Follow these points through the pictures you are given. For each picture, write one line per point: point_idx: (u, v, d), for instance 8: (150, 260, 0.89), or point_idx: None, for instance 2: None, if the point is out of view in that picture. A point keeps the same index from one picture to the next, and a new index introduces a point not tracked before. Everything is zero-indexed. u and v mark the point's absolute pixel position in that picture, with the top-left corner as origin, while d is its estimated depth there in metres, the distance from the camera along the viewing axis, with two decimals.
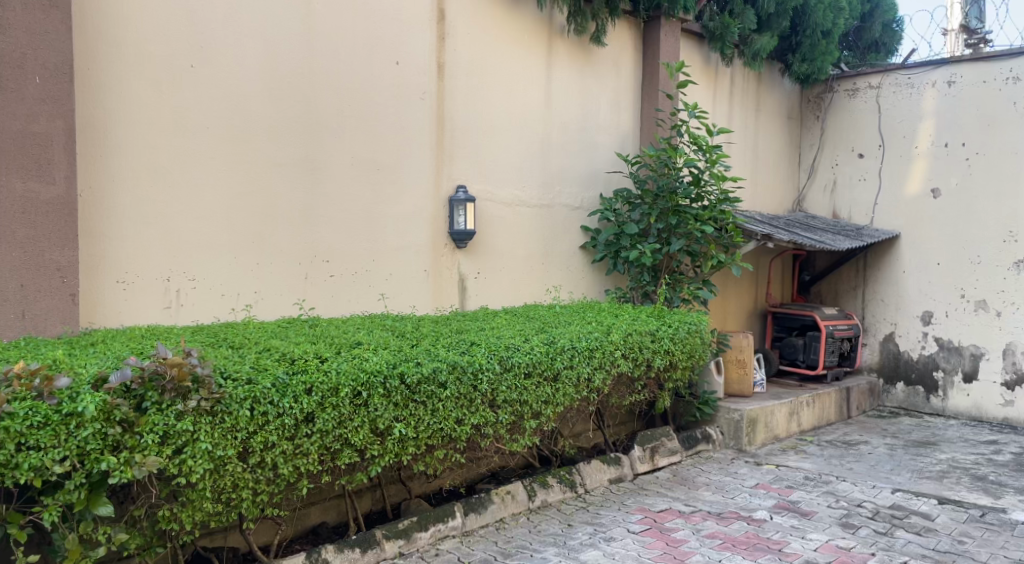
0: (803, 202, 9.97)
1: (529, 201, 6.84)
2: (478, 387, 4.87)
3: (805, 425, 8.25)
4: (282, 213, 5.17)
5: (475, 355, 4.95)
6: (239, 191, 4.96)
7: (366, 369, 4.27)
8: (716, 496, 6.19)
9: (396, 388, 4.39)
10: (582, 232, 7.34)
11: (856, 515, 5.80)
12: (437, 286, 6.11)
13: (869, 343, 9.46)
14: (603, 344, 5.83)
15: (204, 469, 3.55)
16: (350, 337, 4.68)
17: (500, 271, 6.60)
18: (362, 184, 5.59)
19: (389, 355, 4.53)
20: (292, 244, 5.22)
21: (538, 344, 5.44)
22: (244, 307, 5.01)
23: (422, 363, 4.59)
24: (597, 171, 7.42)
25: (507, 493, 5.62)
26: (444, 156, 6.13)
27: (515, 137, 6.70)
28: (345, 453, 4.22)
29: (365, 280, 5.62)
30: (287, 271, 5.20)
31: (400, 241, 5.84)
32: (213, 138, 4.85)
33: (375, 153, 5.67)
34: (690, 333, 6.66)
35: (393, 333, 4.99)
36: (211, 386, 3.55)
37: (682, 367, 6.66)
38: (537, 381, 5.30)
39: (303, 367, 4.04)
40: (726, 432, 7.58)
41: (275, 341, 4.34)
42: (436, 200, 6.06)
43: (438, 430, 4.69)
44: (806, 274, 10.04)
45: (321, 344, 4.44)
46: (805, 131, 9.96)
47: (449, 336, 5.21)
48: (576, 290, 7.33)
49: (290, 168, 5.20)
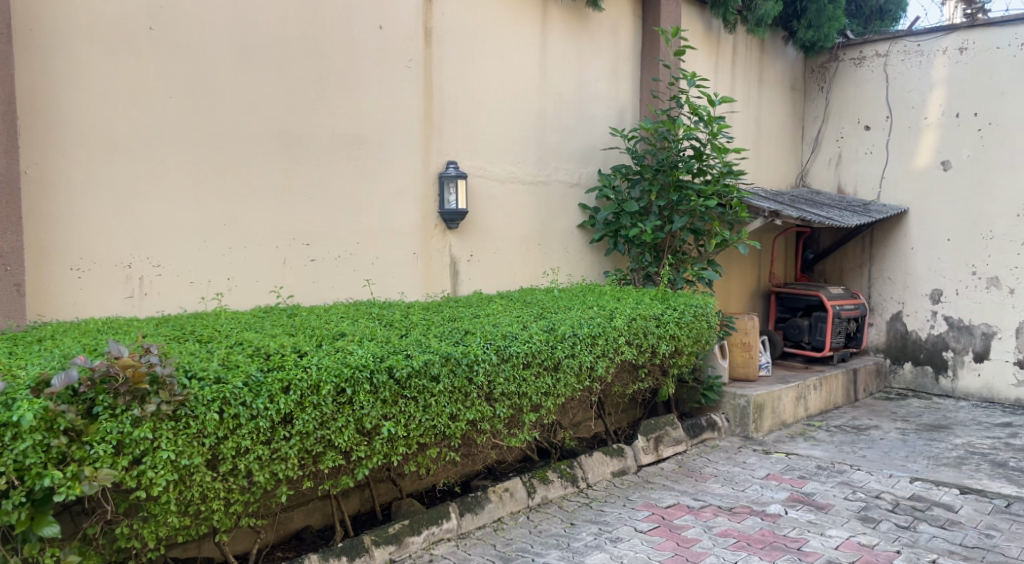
0: (807, 177, 9.59)
1: (524, 178, 6.42)
2: (473, 380, 4.49)
3: (812, 409, 7.93)
4: (257, 193, 4.74)
5: (470, 345, 4.56)
6: (208, 168, 4.52)
7: (351, 362, 3.87)
8: (725, 489, 5.84)
9: (384, 384, 4.00)
10: (580, 211, 6.92)
11: (875, 508, 5.47)
12: (427, 270, 5.69)
13: (875, 323, 9.14)
14: (606, 331, 5.45)
15: (168, 481, 3.15)
16: (333, 328, 4.27)
17: (493, 254, 6.20)
18: (344, 161, 5.16)
19: (376, 347, 4.14)
20: (268, 226, 4.80)
21: (538, 332, 5.05)
22: (214, 296, 4.56)
23: (412, 355, 4.20)
24: (595, 145, 7.00)
25: (505, 491, 5.25)
26: (432, 130, 5.70)
27: (508, 109, 6.26)
28: (329, 455, 3.84)
29: (350, 264, 5.21)
30: (263, 256, 4.77)
31: (386, 222, 5.42)
32: (177, 109, 4.39)
33: (357, 126, 5.22)
34: (696, 317, 6.29)
35: (380, 322, 4.59)
36: (173, 388, 3.13)
37: (688, 353, 6.31)
38: (536, 372, 4.93)
39: (281, 363, 3.64)
40: (732, 419, 7.25)
41: (247, 333, 3.92)
42: (424, 177, 5.65)
43: (430, 427, 4.32)
44: (810, 252, 9.71)
45: (300, 335, 4.03)
46: (809, 104, 9.56)
47: (442, 325, 4.82)
48: (575, 272, 6.93)
49: (265, 142, 4.76)
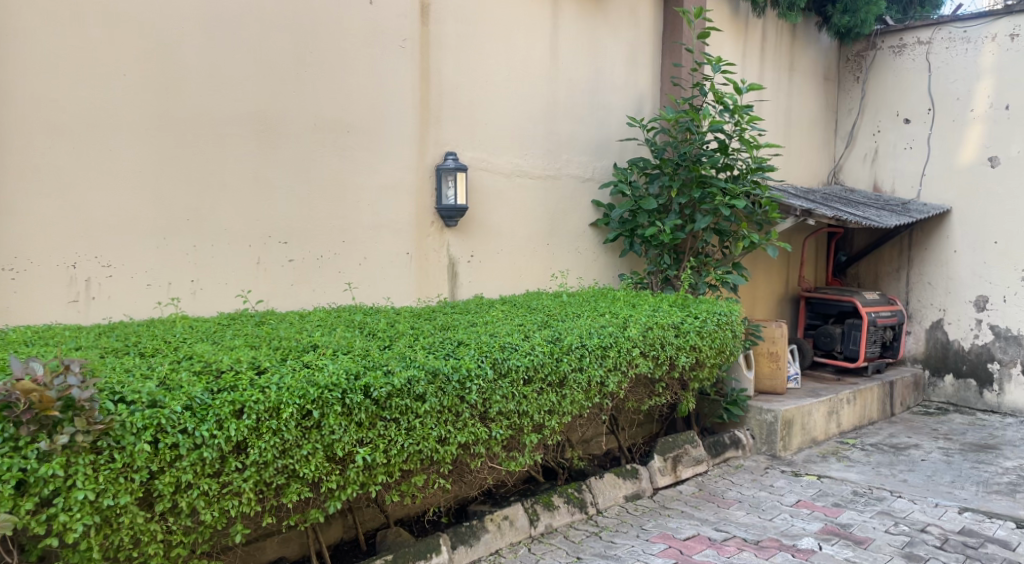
0: (839, 174, 8.95)
1: (531, 171, 5.87)
2: (466, 398, 3.96)
3: (844, 425, 7.31)
4: (227, 183, 4.24)
5: (463, 359, 4.03)
6: (170, 157, 4.04)
7: (318, 381, 3.34)
8: (750, 518, 5.26)
9: (359, 405, 3.47)
10: (593, 208, 6.36)
11: (921, 544, 4.86)
12: (421, 272, 5.17)
13: (913, 331, 8.49)
14: (619, 341, 4.89)
15: (87, 525, 2.66)
16: (304, 338, 3.75)
17: (496, 254, 5.65)
18: (327, 150, 4.64)
19: (351, 362, 3.61)
20: (240, 222, 4.29)
21: (542, 342, 4.51)
22: (171, 300, 4.07)
23: (393, 372, 3.66)
24: (609, 137, 6.43)
25: (504, 519, 4.71)
26: (429, 118, 5.17)
27: (514, 96, 5.72)
28: (293, 488, 3.31)
29: (333, 265, 4.70)
30: (232, 256, 4.27)
31: (375, 219, 4.91)
32: (133, 91, 3.92)
33: (343, 111, 4.71)
34: (719, 326, 5.70)
35: (361, 331, 4.07)
36: (92, 415, 2.64)
37: (710, 366, 5.73)
38: (538, 387, 4.39)
39: (235, 382, 3.13)
40: (758, 436, 6.66)
41: (201, 344, 3.41)
42: (419, 170, 5.13)
43: (415, 452, 3.79)
44: (842, 254, 9.07)
45: (263, 347, 3.51)
46: (844, 95, 8.90)
47: (432, 335, 4.27)
48: (587, 275, 6.36)
49: (236, 128, 4.26)
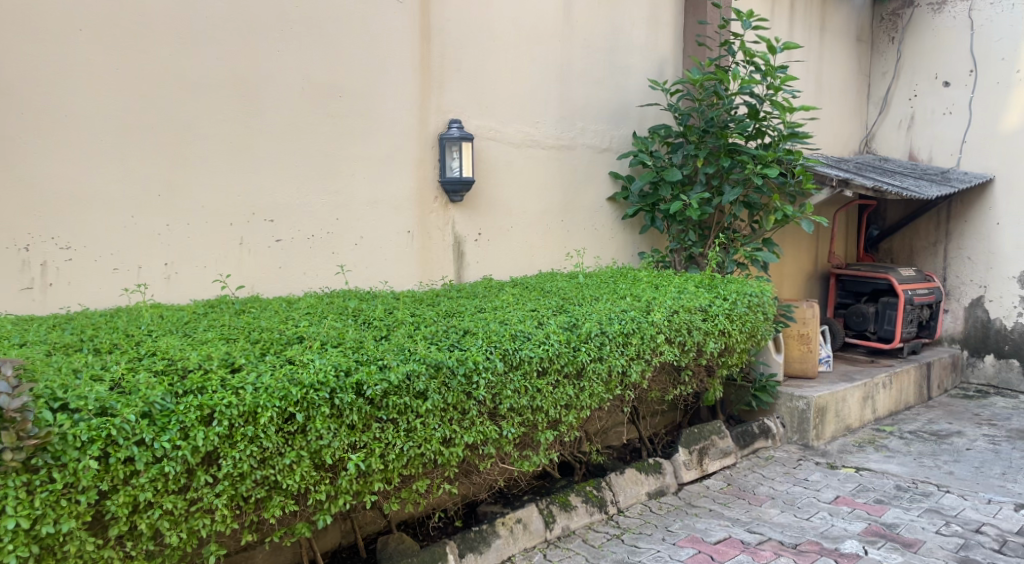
0: (872, 142, 8.41)
1: (543, 141, 5.40)
2: (473, 394, 3.54)
3: (880, 411, 6.85)
4: (204, 154, 3.80)
5: (469, 350, 3.60)
6: (137, 126, 3.60)
7: (302, 379, 2.91)
8: (785, 517, 4.82)
9: (350, 405, 3.05)
10: (611, 181, 5.87)
11: (977, 547, 4.41)
12: (424, 252, 4.74)
13: (950, 309, 7.98)
14: (642, 327, 4.45)
15: (22, 558, 2.26)
16: (289, 329, 3.31)
17: (506, 232, 5.19)
18: (317, 117, 4.21)
19: (342, 356, 3.18)
20: (220, 198, 3.86)
21: (557, 330, 4.07)
22: (140, 286, 3.63)
23: (390, 367, 3.23)
24: (628, 102, 5.93)
25: (516, 522, 4.29)
26: (431, 82, 4.73)
27: (524, 57, 5.24)
28: (275, 502, 2.89)
29: (325, 245, 4.27)
30: (210, 236, 3.83)
31: (372, 195, 4.47)
32: (91, 48, 3.47)
33: (334, 74, 4.26)
34: (749, 308, 5.23)
35: (354, 320, 3.63)
36: (24, 428, 2.24)
37: (740, 351, 5.29)
38: (554, 380, 3.97)
39: (204, 382, 2.69)
40: (789, 424, 6.21)
41: (168, 337, 2.97)
42: (419, 140, 4.68)
43: (416, 456, 3.38)
44: (874, 228, 8.56)
45: (241, 339, 3.07)
46: (877, 58, 8.34)
47: (435, 323, 3.84)
48: (604, 253, 5.87)
49: (213, 91, 3.81)
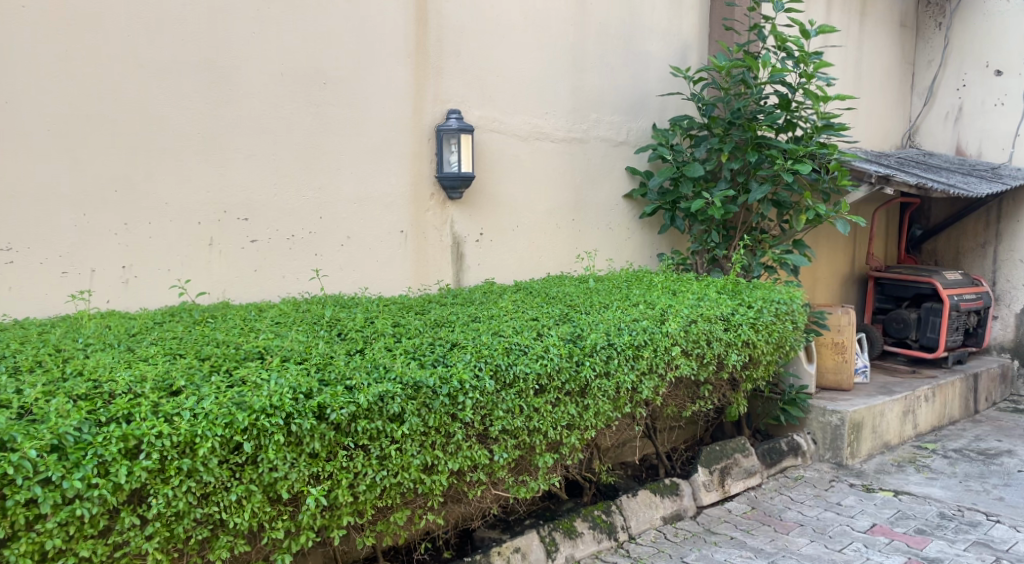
0: (916, 135, 7.84)
1: (553, 133, 5.00)
2: (459, 417, 3.15)
3: (922, 426, 6.32)
4: (168, 148, 3.48)
5: (455, 367, 3.21)
6: (91, 117, 3.30)
7: (252, 403, 2.54)
8: (815, 548, 4.36)
9: (311, 432, 2.67)
10: (628, 176, 5.43)
11: None
12: (418, 254, 4.37)
13: (1000, 315, 7.39)
14: (654, 338, 4.02)
15: None
16: (249, 342, 2.95)
17: (510, 232, 4.80)
18: (298, 106, 3.86)
19: (306, 374, 2.81)
20: (187, 195, 3.54)
21: (558, 343, 3.67)
22: (87, 292, 3.31)
23: (359, 388, 2.85)
24: (648, 92, 5.49)
25: (514, 552, 3.88)
26: (427, 68, 4.35)
27: (532, 42, 4.83)
28: (221, 542, 2.54)
29: (307, 246, 3.92)
30: (170, 237, 3.51)
31: (360, 191, 4.11)
32: (38, 32, 3.17)
33: (317, 59, 3.91)
34: (776, 316, 4.76)
35: (327, 332, 3.27)
36: None
37: (766, 363, 4.84)
38: (553, 398, 3.57)
39: (132, 408, 2.35)
40: (820, 441, 5.72)
41: (104, 353, 2.64)
42: (415, 133, 4.32)
43: (392, 487, 3.00)
44: (918, 228, 8.00)
45: (189, 356, 2.72)
46: (923, 45, 7.78)
47: (419, 335, 3.45)
48: (619, 255, 5.45)
49: (178, 79, 3.49)
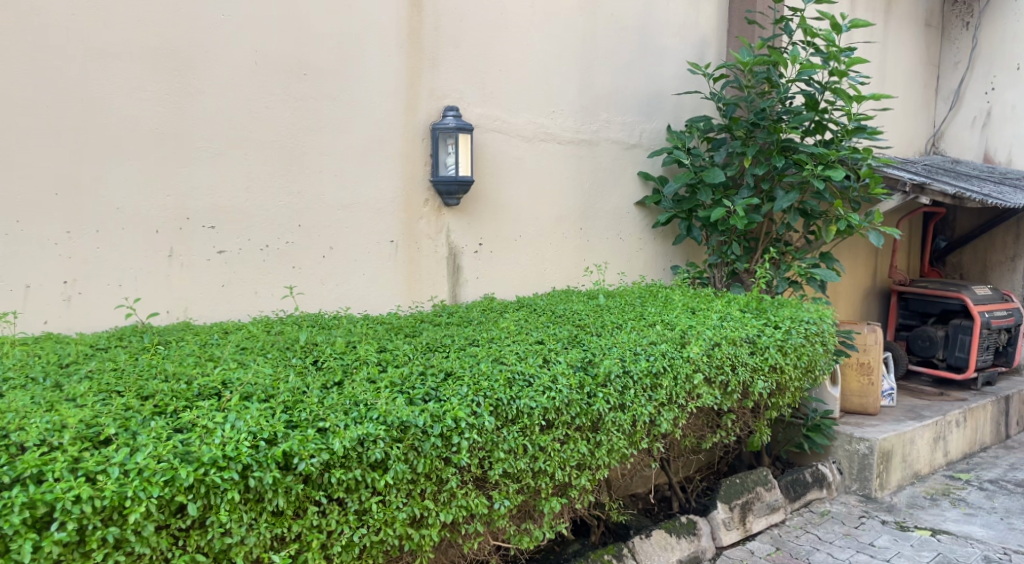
0: (941, 141, 7.40)
1: (560, 134, 4.55)
2: (454, 461, 2.67)
3: (952, 453, 5.87)
4: (121, 145, 3.04)
5: (449, 403, 2.74)
6: (28, 111, 2.86)
7: (200, 454, 2.08)
8: None
9: (274, 486, 2.21)
10: (640, 182, 4.99)
11: None
12: (410, 266, 3.92)
13: None
14: (675, 364, 3.56)
15: None
16: (204, 374, 2.49)
17: (511, 243, 4.35)
18: (274, 99, 3.41)
19: (269, 415, 2.35)
20: (143, 199, 3.10)
21: (567, 371, 3.21)
22: (17, 311, 2.86)
23: (333, 431, 2.38)
24: (663, 90, 5.05)
25: None
26: (422, 59, 3.90)
27: (538, 33, 4.39)
28: None
29: (283, 257, 3.47)
30: (121, 249, 3.06)
31: (345, 196, 3.66)
32: None
33: (296, 46, 3.46)
34: (806, 338, 4.30)
35: (301, 359, 2.81)
36: None
37: (793, 390, 4.38)
38: (562, 436, 3.11)
39: (44, 466, 1.91)
40: (847, 471, 5.27)
41: (22, 392, 2.19)
42: (407, 131, 3.86)
43: (373, 546, 2.51)
44: (942, 240, 7.57)
45: (127, 394, 2.26)
46: (949, 47, 7.36)
47: (408, 361, 2.99)
48: (630, 268, 4.99)
49: (133, 67, 3.05)
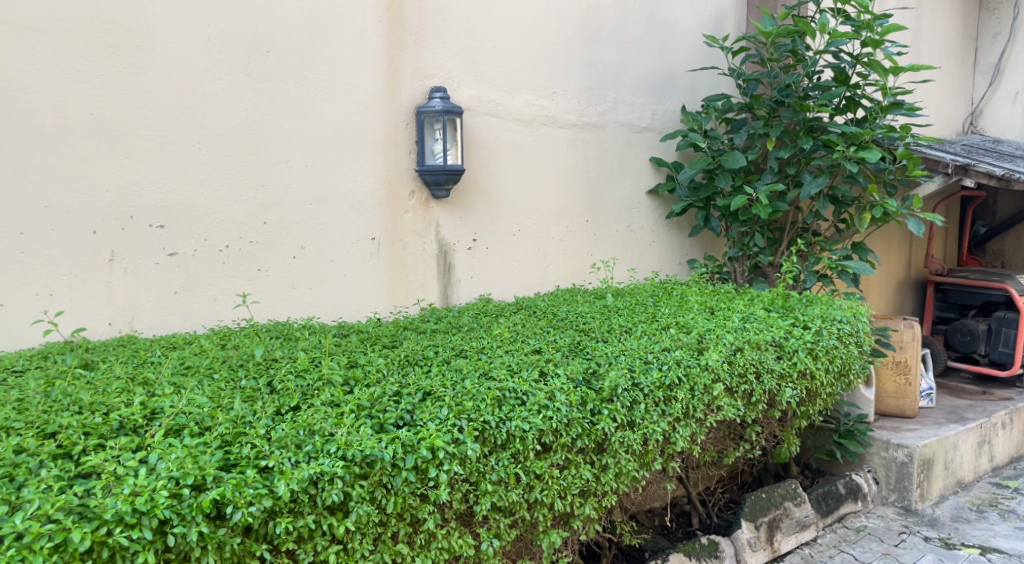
0: (979, 119, 6.87)
1: (562, 116, 4.12)
2: (431, 498, 2.23)
3: (998, 458, 5.39)
4: (48, 137, 2.70)
5: (425, 429, 2.31)
6: None
7: (103, 510, 1.71)
8: None
9: (202, 542, 1.82)
10: (653, 169, 4.55)
11: None
12: (394, 266, 3.52)
13: None
14: (691, 373, 3.13)
15: None
16: (128, 403, 2.12)
17: (510, 237, 3.94)
18: (232, 80, 3.03)
19: (201, 454, 1.96)
20: (78, 197, 2.76)
21: (566, 386, 2.77)
22: None
23: (280, 472, 1.97)
24: (676, 67, 4.60)
25: None
26: (404, 35, 3.49)
27: (535, 4, 3.95)
28: None
29: (246, 260, 3.10)
30: (52, 256, 2.73)
31: (316, 189, 3.26)
32: None
33: (257, 20, 3.08)
34: (839, 339, 3.83)
35: (252, 381, 2.41)
36: None
37: (825, 396, 3.92)
38: (561, 462, 2.67)
39: None
40: (883, 480, 4.82)
41: None
42: (389, 115, 3.46)
43: None
44: (981, 225, 7.07)
45: (25, 434, 1.92)
46: (988, 17, 6.80)
47: (380, 380, 2.59)
48: (642, 262, 4.57)
49: (62, 47, 2.70)
